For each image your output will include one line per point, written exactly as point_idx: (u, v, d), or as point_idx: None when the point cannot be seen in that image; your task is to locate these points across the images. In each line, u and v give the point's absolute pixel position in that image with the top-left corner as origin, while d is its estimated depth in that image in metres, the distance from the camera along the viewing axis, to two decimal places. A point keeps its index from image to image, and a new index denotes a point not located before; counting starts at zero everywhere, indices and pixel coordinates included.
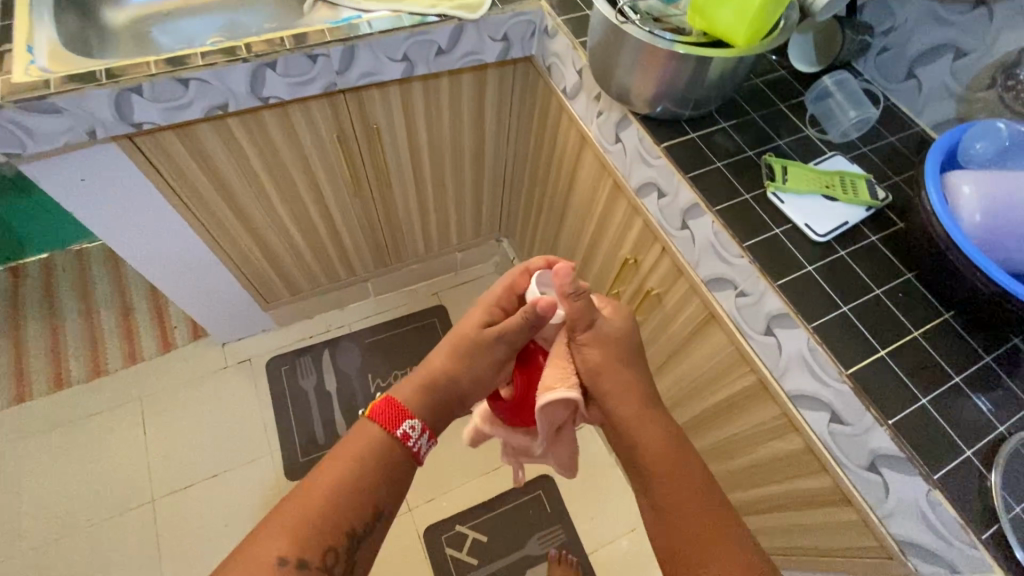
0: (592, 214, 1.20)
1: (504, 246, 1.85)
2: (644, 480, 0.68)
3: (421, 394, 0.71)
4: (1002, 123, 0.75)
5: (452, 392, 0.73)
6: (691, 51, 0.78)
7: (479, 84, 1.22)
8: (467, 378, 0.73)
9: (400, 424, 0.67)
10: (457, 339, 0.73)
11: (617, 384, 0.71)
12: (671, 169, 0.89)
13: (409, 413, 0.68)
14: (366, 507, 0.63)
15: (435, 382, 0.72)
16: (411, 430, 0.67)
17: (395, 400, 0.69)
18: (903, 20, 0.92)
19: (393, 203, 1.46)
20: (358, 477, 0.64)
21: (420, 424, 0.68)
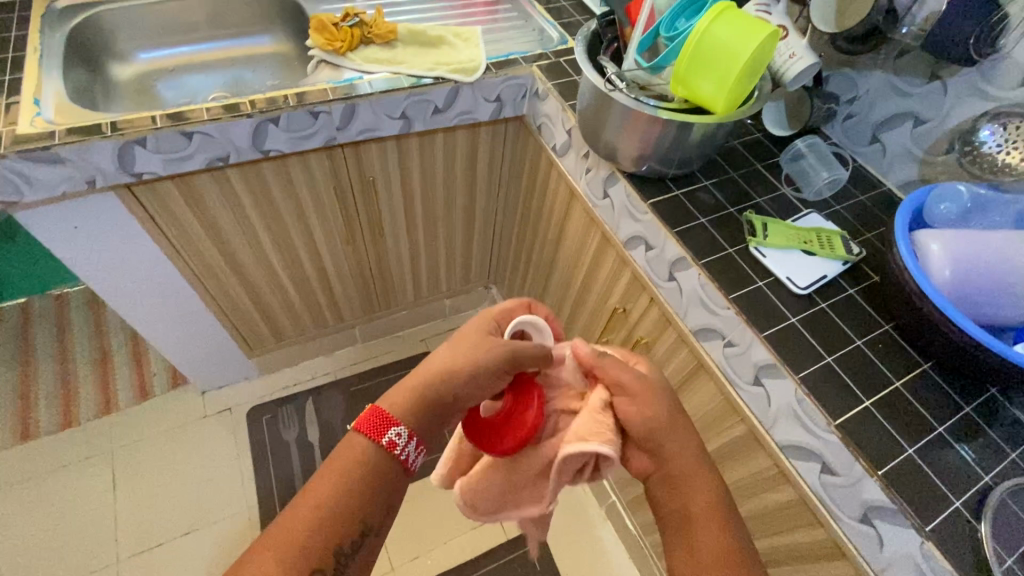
0: (580, 264, 1.24)
1: (493, 293, 1.88)
2: (689, 541, 0.61)
3: (420, 403, 0.68)
4: (963, 186, 0.80)
5: (451, 395, 0.68)
6: (675, 117, 0.84)
7: (472, 140, 1.27)
8: (467, 381, 0.68)
9: (388, 433, 0.64)
10: (459, 343, 0.71)
11: (674, 435, 0.65)
12: (657, 224, 0.93)
13: (399, 419, 0.65)
14: (362, 517, 0.61)
15: (433, 378, 0.69)
16: (399, 439, 0.64)
17: (383, 411, 0.66)
18: (864, 91, 1.01)
19: (385, 251, 1.48)
20: (352, 490, 0.62)
21: (408, 432, 0.65)
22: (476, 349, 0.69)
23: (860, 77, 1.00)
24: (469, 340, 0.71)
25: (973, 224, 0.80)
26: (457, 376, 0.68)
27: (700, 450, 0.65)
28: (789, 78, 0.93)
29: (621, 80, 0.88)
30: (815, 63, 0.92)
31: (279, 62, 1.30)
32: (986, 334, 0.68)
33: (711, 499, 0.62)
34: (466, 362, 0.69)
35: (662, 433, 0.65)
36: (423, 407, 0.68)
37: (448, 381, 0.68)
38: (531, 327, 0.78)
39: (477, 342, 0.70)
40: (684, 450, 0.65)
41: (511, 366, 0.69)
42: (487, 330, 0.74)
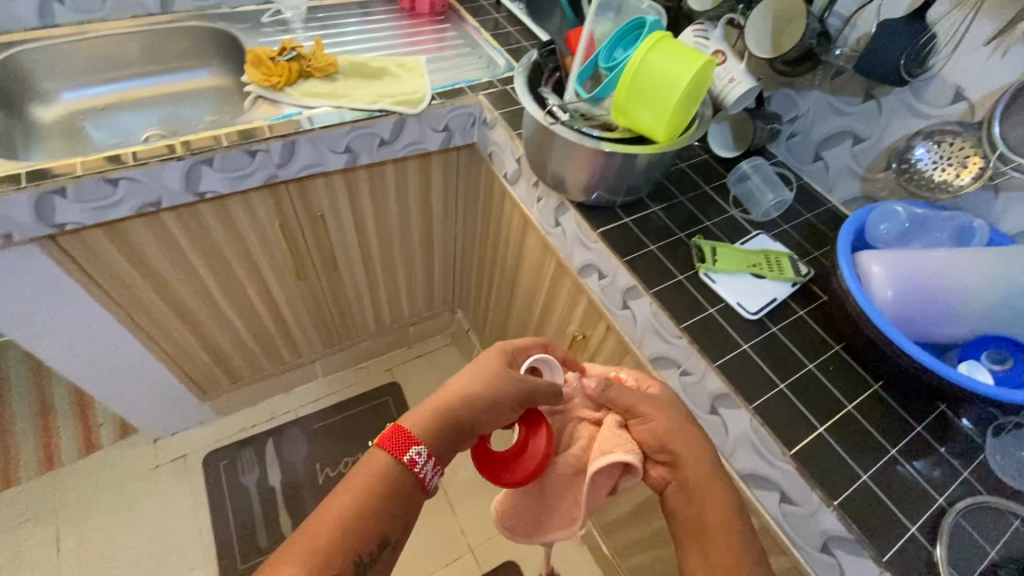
0: (539, 291, 1.22)
1: (458, 318, 1.84)
2: (703, 543, 0.62)
3: (438, 421, 0.65)
4: (900, 207, 0.81)
5: (470, 421, 0.67)
6: (617, 148, 0.83)
7: (423, 169, 1.25)
8: (488, 407, 0.67)
9: (409, 449, 0.62)
10: (479, 371, 0.69)
11: (686, 446, 0.68)
12: (608, 253, 0.92)
13: (421, 438, 0.63)
14: (381, 530, 0.58)
15: (452, 402, 0.67)
16: (420, 457, 0.62)
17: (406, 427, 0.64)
18: (805, 110, 1.01)
19: (341, 284, 1.44)
20: (373, 502, 0.59)
21: (427, 450, 0.63)
22: (496, 379, 0.69)
23: (800, 96, 1.01)
24: (490, 366, 0.70)
25: (912, 242, 0.81)
26: (479, 403, 0.67)
27: (709, 456, 0.68)
28: (730, 102, 0.94)
29: (563, 111, 0.87)
30: (754, 86, 0.93)
31: (218, 97, 1.26)
32: (929, 357, 0.68)
33: (721, 505, 0.64)
34: (490, 390, 0.68)
35: (672, 442, 0.68)
36: (443, 426, 0.65)
37: (471, 410, 0.67)
38: (543, 365, 0.76)
39: (496, 371, 0.69)
40: (696, 455, 0.67)
41: (530, 395, 0.70)
42: (506, 357, 0.73)
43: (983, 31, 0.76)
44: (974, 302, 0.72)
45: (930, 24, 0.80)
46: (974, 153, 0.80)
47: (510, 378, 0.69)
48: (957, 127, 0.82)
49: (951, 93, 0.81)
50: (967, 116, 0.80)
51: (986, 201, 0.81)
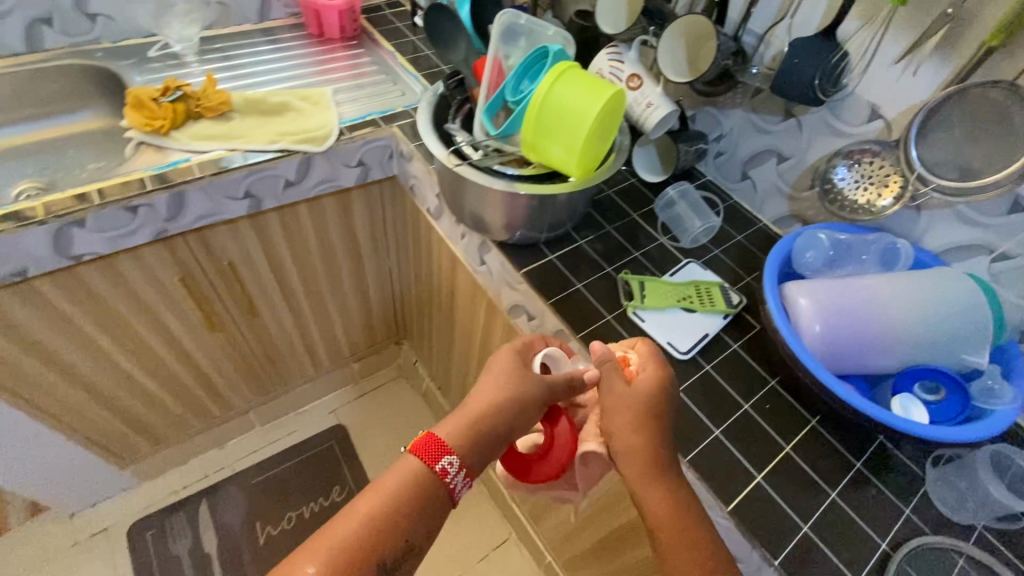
0: (474, 328, 1.15)
1: (404, 350, 1.76)
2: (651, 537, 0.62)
3: (466, 429, 0.63)
4: (825, 233, 0.78)
5: (503, 426, 0.65)
6: (531, 189, 0.78)
7: (342, 206, 1.17)
8: (512, 412, 0.66)
9: (440, 458, 0.61)
10: (501, 374, 0.68)
11: (629, 446, 0.63)
12: (534, 295, 0.86)
13: (452, 447, 0.62)
14: (406, 532, 0.58)
15: (481, 409, 0.65)
16: (452, 467, 0.61)
17: (440, 435, 0.63)
18: (728, 128, 0.98)
19: (265, 330, 1.33)
20: (405, 504, 0.58)
21: (460, 461, 0.61)
22: (518, 383, 0.67)
23: (723, 115, 0.98)
24: (507, 366, 0.69)
25: (839, 270, 0.78)
26: (504, 409, 0.65)
27: (656, 455, 0.63)
28: (650, 128, 0.90)
29: (474, 148, 0.81)
30: (673, 110, 0.89)
31: (106, 140, 1.14)
32: (857, 398, 0.65)
33: (665, 503, 0.61)
34: (514, 393, 0.67)
35: (620, 434, 0.64)
36: (477, 436, 0.64)
37: (493, 416, 0.65)
38: (552, 362, 0.72)
39: (512, 373, 0.68)
40: (640, 457, 0.63)
41: (553, 392, 0.69)
42: (523, 353, 0.72)
43: (893, 47, 0.73)
44: (904, 333, 0.69)
45: (841, 42, 0.77)
46: (893, 173, 0.77)
47: (530, 380, 0.68)
48: (877, 147, 0.79)
49: (867, 111, 0.78)
50: (884, 135, 0.78)
51: (912, 219, 0.79)
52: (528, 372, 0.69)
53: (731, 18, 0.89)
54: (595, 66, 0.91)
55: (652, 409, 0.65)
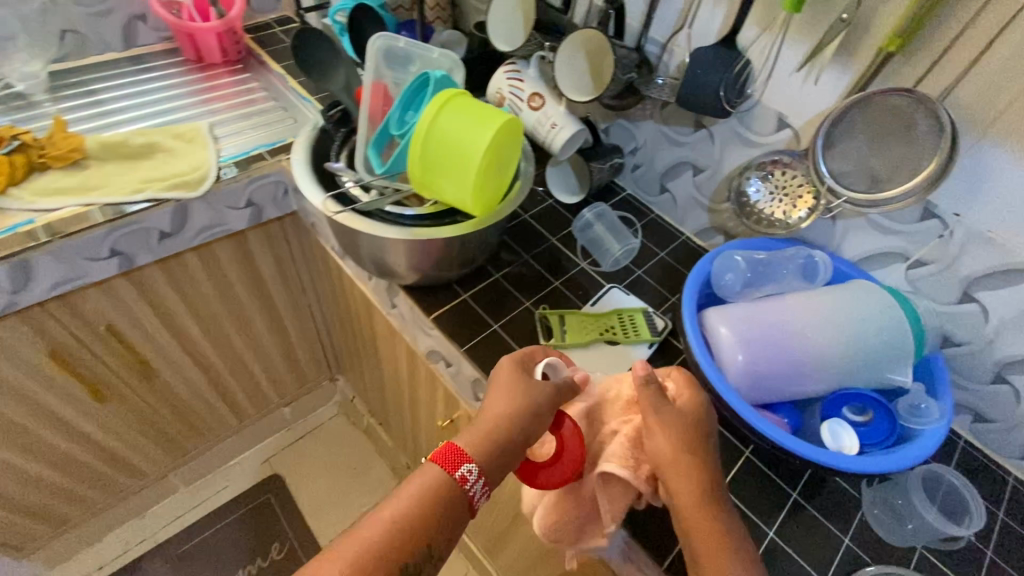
0: (398, 370, 1.06)
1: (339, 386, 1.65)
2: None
3: (481, 435, 0.55)
4: (741, 252, 0.75)
5: (516, 434, 0.56)
6: (431, 232, 0.70)
7: (238, 250, 1.05)
8: (525, 418, 0.56)
9: (461, 465, 0.53)
10: (510, 381, 0.59)
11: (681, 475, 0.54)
12: (447, 342, 0.78)
13: (474, 455, 0.54)
14: (427, 543, 0.50)
15: (491, 416, 0.56)
16: (473, 475, 0.53)
17: (461, 440, 0.55)
18: (642, 141, 0.94)
19: (170, 388, 1.20)
20: (425, 512, 0.51)
21: (480, 468, 0.53)
22: (526, 390, 0.58)
23: (635, 127, 0.93)
24: (509, 375, 0.59)
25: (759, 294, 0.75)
26: (518, 418, 0.56)
27: (706, 485, 0.53)
28: (558, 149, 0.84)
29: (365, 189, 0.72)
30: (580, 129, 0.83)
31: None
32: (781, 433, 0.61)
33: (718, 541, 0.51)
34: (525, 400, 0.57)
35: (668, 470, 0.54)
36: (492, 446, 0.55)
37: (508, 427, 0.56)
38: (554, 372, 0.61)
39: (520, 381, 0.58)
40: (694, 483, 0.53)
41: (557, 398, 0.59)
42: (523, 358, 0.61)
43: (793, 55, 0.70)
44: (827, 356, 0.66)
45: (742, 50, 0.73)
46: (806, 188, 0.73)
47: (535, 388, 0.58)
48: (787, 158, 0.74)
49: (775, 121, 0.75)
50: (793, 144, 0.75)
51: (828, 229, 0.77)
52: (537, 385, 0.59)
53: (631, 27, 0.84)
54: (494, 86, 0.87)
55: (695, 439, 0.56)
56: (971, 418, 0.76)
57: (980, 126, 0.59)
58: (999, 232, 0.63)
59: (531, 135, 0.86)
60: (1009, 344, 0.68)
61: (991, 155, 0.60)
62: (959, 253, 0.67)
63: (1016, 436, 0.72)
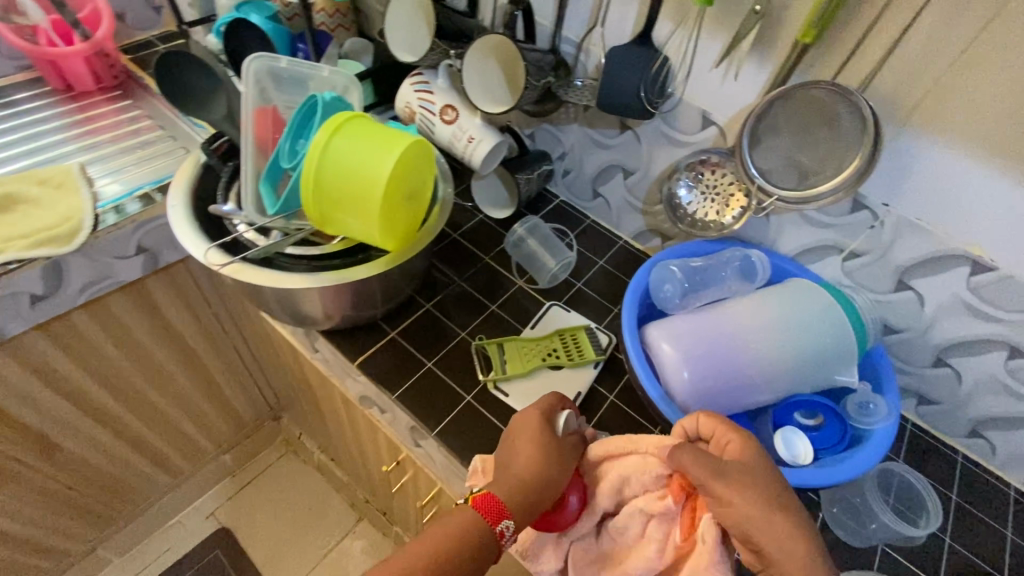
0: (336, 413, 0.97)
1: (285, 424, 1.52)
2: None
3: (517, 486, 0.52)
4: (677, 262, 0.72)
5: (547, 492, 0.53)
6: (343, 274, 0.64)
7: (138, 302, 0.93)
8: (558, 477, 0.54)
9: (501, 518, 0.51)
10: (542, 432, 0.56)
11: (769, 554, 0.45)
12: (377, 389, 0.72)
13: (513, 511, 0.52)
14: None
15: (525, 470, 0.53)
16: (509, 531, 0.51)
17: (498, 490, 0.53)
18: (569, 145, 0.89)
19: (81, 461, 1.06)
20: (464, 562, 0.48)
21: (516, 524, 0.52)
22: (556, 447, 0.56)
23: (561, 132, 0.88)
24: (541, 430, 0.57)
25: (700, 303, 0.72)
26: (553, 477, 0.54)
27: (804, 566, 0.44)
28: (478, 164, 0.77)
29: (258, 233, 0.66)
30: (500, 140, 0.77)
31: None
32: None
33: None
34: (555, 458, 0.55)
35: (754, 528, 0.45)
36: (527, 501, 0.52)
37: (544, 486, 0.53)
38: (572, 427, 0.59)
39: (551, 440, 0.56)
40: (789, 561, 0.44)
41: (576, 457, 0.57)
42: (547, 407, 0.59)
43: (710, 50, 0.66)
44: (771, 363, 0.64)
45: (658, 47, 0.69)
46: (737, 187, 0.71)
47: (566, 445, 0.57)
48: (716, 156, 0.71)
49: (699, 118, 0.71)
50: (720, 142, 0.72)
51: (763, 225, 0.74)
52: (566, 447, 0.57)
53: (542, 27, 0.78)
54: (403, 99, 0.80)
55: (774, 489, 0.48)
56: (916, 402, 0.75)
57: (901, 114, 0.57)
58: (928, 220, 0.61)
59: (448, 151, 0.80)
60: (947, 329, 0.67)
61: (915, 143, 0.58)
62: (892, 243, 0.65)
63: (961, 416, 0.72)
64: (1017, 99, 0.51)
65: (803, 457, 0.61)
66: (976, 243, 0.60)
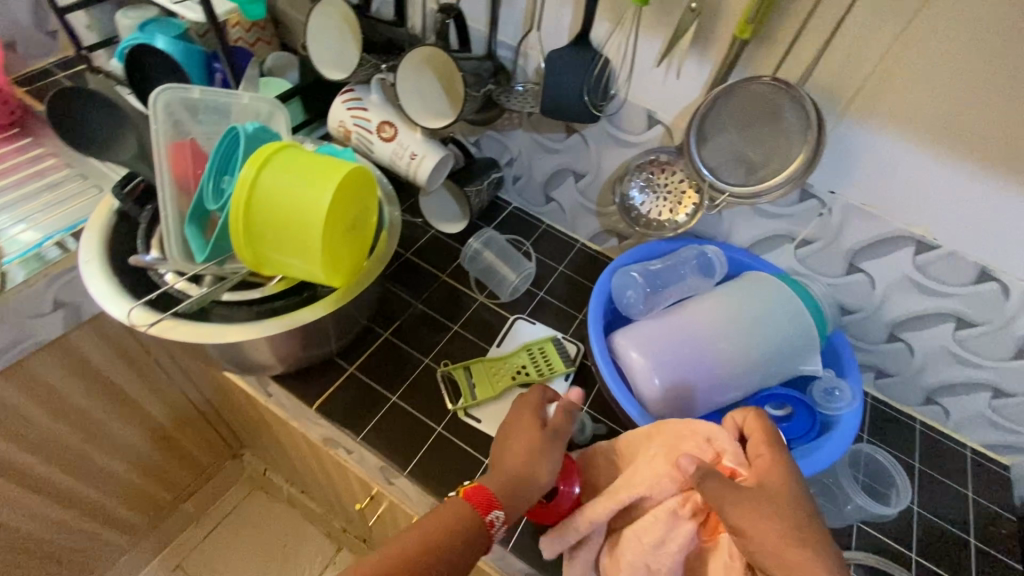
0: (301, 453, 0.91)
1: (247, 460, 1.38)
2: None
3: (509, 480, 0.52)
4: (636, 268, 0.71)
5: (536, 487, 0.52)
6: (290, 318, 0.60)
7: (71, 366, 0.82)
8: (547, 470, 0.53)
9: (490, 509, 0.50)
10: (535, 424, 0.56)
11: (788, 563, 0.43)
12: (342, 431, 0.68)
13: (502, 502, 0.51)
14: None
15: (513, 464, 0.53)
16: (500, 521, 0.50)
17: (489, 483, 0.52)
18: (516, 151, 0.86)
19: (21, 543, 0.95)
20: (456, 552, 0.48)
21: (507, 514, 0.51)
22: (546, 440, 0.55)
23: (506, 138, 0.85)
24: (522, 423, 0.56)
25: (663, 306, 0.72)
26: (541, 467, 0.53)
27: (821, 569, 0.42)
28: (424, 181, 0.74)
29: (192, 283, 0.61)
30: (444, 154, 0.74)
31: None
32: None
33: None
34: (546, 449, 0.54)
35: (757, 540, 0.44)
36: (515, 495, 0.51)
37: (530, 477, 0.53)
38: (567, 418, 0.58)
39: (533, 428, 0.56)
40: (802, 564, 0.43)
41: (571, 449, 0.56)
42: (539, 400, 0.58)
43: (650, 49, 0.65)
44: (738, 360, 0.64)
45: (598, 48, 0.67)
46: (689, 185, 0.70)
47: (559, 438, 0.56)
48: (666, 156, 0.71)
49: (644, 118, 0.70)
50: (668, 140, 0.71)
51: (715, 220, 0.74)
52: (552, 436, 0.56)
53: (476, 32, 0.75)
54: (335, 117, 0.75)
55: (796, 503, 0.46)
56: (874, 375, 0.78)
57: (840, 105, 0.58)
58: (873, 205, 0.63)
59: (391, 169, 0.76)
60: (900, 306, 0.69)
61: (855, 132, 0.59)
62: (840, 228, 0.66)
63: (916, 386, 0.75)
64: (946, 87, 0.52)
65: None
66: (920, 223, 0.61)
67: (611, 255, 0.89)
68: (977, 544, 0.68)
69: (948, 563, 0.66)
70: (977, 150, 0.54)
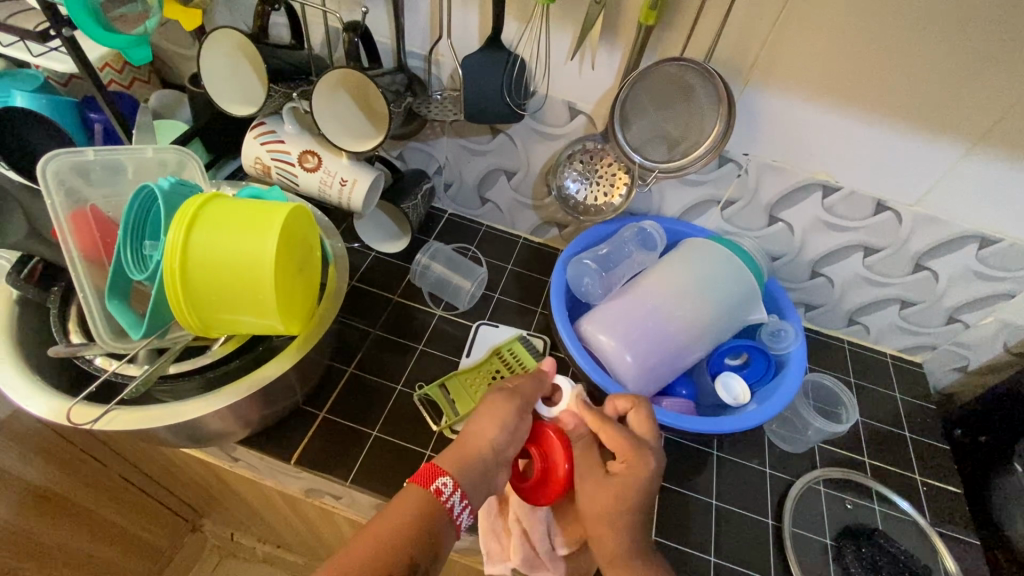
0: (276, 511, 0.85)
1: (210, 528, 1.20)
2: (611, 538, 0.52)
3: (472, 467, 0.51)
4: (587, 254, 0.75)
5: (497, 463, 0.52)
6: (250, 379, 0.57)
7: None
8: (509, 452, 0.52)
9: (435, 479, 0.49)
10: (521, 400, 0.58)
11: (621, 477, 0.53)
12: (327, 479, 0.64)
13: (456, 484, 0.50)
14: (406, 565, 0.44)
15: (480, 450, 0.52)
16: (448, 487, 0.48)
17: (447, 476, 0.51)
18: (444, 158, 0.85)
19: None
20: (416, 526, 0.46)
21: (456, 481, 0.49)
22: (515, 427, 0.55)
23: (431, 147, 0.84)
24: (510, 405, 0.56)
25: (617, 285, 0.76)
26: None
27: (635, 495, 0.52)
28: (360, 206, 0.71)
29: (130, 369, 0.56)
30: (374, 175, 0.71)
31: None
32: (679, 420, 0.62)
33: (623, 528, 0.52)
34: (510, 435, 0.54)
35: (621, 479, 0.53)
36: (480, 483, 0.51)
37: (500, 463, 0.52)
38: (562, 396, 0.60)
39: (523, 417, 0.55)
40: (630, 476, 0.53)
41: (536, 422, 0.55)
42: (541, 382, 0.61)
43: (561, 43, 0.66)
44: (692, 325, 0.69)
45: (511, 48, 0.68)
46: (618, 168, 0.73)
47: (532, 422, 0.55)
48: (592, 143, 0.73)
49: (566, 110, 0.72)
50: (591, 128, 0.73)
51: (646, 196, 0.78)
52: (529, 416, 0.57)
53: (383, 46, 0.73)
54: (249, 154, 0.71)
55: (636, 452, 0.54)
56: (804, 310, 0.86)
57: (743, 75, 0.63)
58: (782, 160, 0.69)
59: (322, 199, 0.73)
60: (816, 246, 0.76)
61: (759, 97, 0.64)
62: (756, 186, 0.73)
63: (838, 311, 0.84)
64: (827, 47, 0.58)
65: (742, 396, 0.69)
66: (824, 170, 0.68)
67: (553, 244, 0.91)
68: (912, 436, 0.78)
69: (893, 459, 0.76)
70: (859, 98, 0.61)
